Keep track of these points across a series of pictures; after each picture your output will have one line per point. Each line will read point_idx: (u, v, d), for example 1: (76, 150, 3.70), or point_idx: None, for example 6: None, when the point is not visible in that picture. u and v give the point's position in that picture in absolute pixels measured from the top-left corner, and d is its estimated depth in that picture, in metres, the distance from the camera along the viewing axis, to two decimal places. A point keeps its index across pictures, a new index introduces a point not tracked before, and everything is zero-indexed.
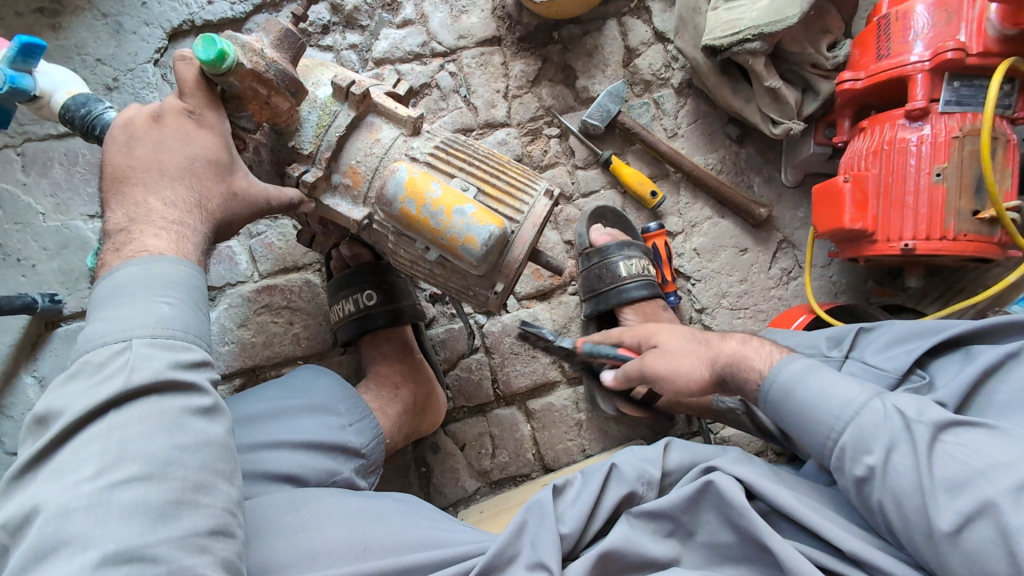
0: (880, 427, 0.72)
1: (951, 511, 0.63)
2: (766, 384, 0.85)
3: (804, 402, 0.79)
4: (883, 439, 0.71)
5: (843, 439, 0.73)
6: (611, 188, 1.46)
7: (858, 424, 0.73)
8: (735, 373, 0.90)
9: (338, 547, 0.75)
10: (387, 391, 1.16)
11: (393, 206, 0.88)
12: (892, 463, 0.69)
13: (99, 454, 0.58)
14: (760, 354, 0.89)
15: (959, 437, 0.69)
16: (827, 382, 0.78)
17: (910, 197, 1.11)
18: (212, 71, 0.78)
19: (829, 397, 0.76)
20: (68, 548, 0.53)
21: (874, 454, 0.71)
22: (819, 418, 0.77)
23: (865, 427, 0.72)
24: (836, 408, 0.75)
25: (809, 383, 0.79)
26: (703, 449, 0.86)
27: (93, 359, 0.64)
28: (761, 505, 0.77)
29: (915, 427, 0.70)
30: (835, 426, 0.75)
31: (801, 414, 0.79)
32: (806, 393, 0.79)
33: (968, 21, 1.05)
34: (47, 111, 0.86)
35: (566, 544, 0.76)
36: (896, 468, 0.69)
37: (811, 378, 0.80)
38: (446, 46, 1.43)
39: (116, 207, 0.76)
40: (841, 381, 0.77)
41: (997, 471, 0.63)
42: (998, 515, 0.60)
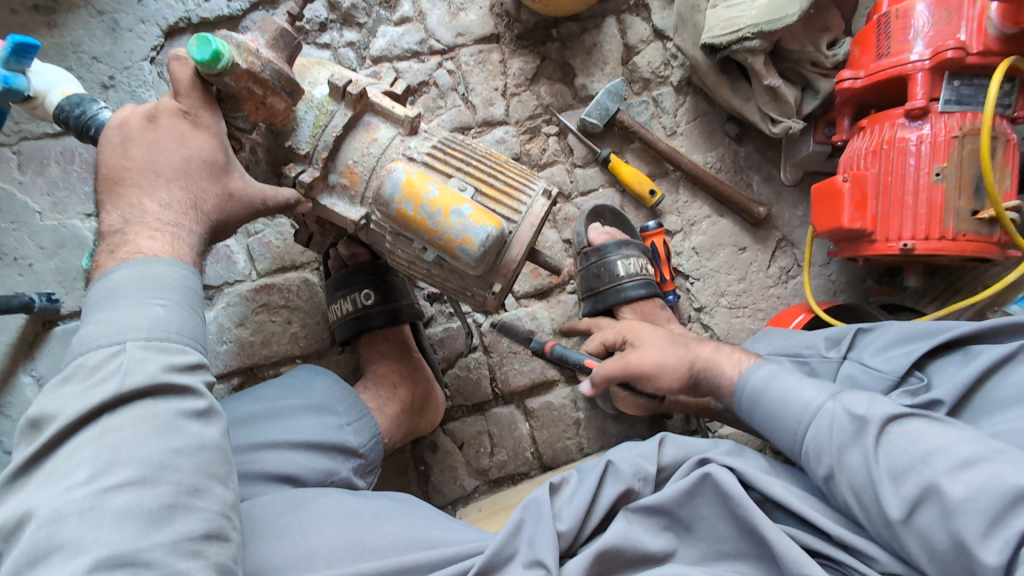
0: (833, 428, 0.72)
1: (899, 497, 0.64)
2: (737, 391, 0.87)
3: (771, 407, 0.80)
4: (836, 439, 0.71)
5: (805, 441, 0.75)
6: (610, 187, 1.46)
7: (816, 426, 0.74)
8: (709, 376, 0.95)
9: (336, 548, 0.75)
10: (385, 390, 1.16)
11: (390, 207, 0.87)
12: (846, 461, 0.70)
13: (92, 458, 0.57)
14: (730, 359, 0.93)
15: (904, 427, 0.68)
16: (789, 387, 0.79)
17: (909, 196, 1.11)
18: (207, 71, 0.77)
19: (791, 402, 0.78)
20: (61, 553, 0.53)
21: (830, 454, 0.72)
22: (784, 421, 0.78)
23: (823, 429, 0.73)
24: (796, 412, 0.76)
25: (776, 388, 0.81)
26: (695, 442, 0.86)
27: (87, 362, 0.63)
28: (755, 494, 0.77)
29: (862, 422, 0.70)
30: (798, 429, 0.76)
31: (771, 418, 0.80)
32: (773, 398, 0.80)
33: (968, 20, 1.05)
34: (42, 111, 0.86)
35: (564, 541, 0.76)
36: (850, 465, 0.70)
37: (774, 384, 0.81)
38: (444, 43, 1.43)
39: (111, 208, 0.76)
40: (802, 386, 0.78)
41: (935, 455, 0.64)
42: (939, 497, 0.61)
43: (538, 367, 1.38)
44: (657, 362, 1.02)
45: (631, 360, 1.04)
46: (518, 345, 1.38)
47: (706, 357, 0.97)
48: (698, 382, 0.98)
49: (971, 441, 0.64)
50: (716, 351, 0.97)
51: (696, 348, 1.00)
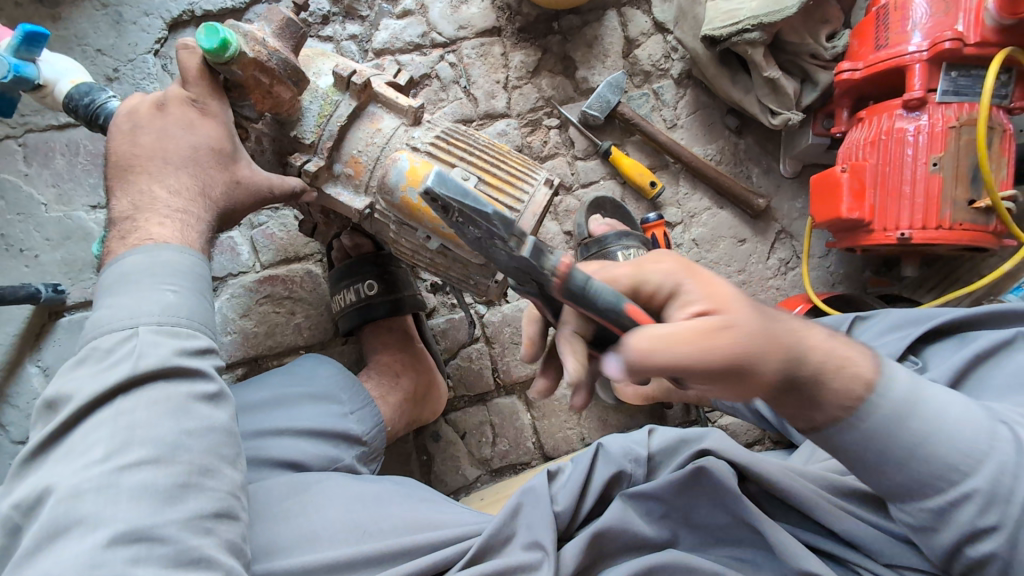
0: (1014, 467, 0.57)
1: None
2: (874, 404, 0.58)
3: (910, 443, 0.58)
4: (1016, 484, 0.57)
5: (978, 485, 0.57)
6: (611, 179, 1.47)
7: (995, 462, 0.57)
8: (815, 369, 0.57)
9: (338, 530, 0.77)
10: (388, 379, 1.18)
11: (394, 195, 0.89)
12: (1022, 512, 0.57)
13: (107, 437, 0.59)
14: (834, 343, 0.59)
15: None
16: (937, 413, 0.58)
17: (907, 186, 1.12)
18: (215, 60, 0.79)
19: (945, 435, 0.58)
20: (80, 528, 0.54)
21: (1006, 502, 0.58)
22: (943, 453, 0.58)
23: (1004, 467, 0.57)
24: (968, 442, 0.58)
25: (923, 405, 0.59)
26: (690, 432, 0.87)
27: (101, 345, 0.65)
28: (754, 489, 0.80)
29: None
30: (958, 466, 0.58)
31: (912, 454, 0.58)
32: (926, 417, 0.58)
33: (966, 11, 1.06)
34: (50, 100, 0.87)
35: (561, 522, 0.78)
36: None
37: (926, 397, 0.59)
38: (446, 36, 1.44)
39: (121, 195, 0.77)
40: (954, 412, 0.59)
41: None
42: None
43: None
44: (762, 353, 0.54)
45: (706, 341, 0.53)
46: (520, 336, 1.39)
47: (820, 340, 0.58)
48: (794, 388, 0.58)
49: None
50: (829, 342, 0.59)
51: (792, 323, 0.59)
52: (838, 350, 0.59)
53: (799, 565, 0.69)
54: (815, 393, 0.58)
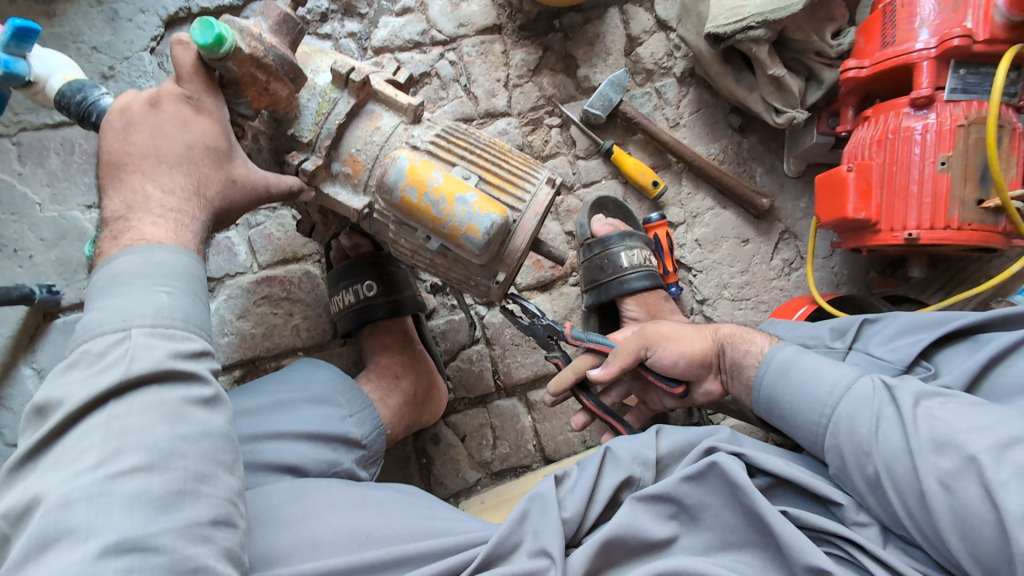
0: (871, 400, 0.74)
1: (936, 467, 0.65)
2: (762, 368, 0.90)
3: (793, 391, 0.83)
4: (874, 411, 0.73)
5: (837, 414, 0.76)
6: (613, 178, 1.45)
7: (852, 397, 0.76)
8: (735, 345, 0.99)
9: (339, 537, 0.75)
10: (387, 382, 1.16)
11: (393, 194, 0.87)
12: (882, 430, 0.71)
13: (99, 445, 0.57)
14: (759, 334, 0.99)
15: (942, 404, 0.70)
16: (811, 370, 0.82)
17: (914, 185, 1.11)
18: (210, 56, 0.77)
19: (813, 382, 0.81)
20: (70, 538, 0.53)
21: (866, 425, 0.72)
22: (810, 393, 0.80)
23: (860, 400, 0.75)
24: (828, 385, 0.79)
25: (801, 361, 0.85)
26: (694, 430, 0.86)
27: (92, 349, 0.63)
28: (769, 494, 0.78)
29: (899, 395, 0.72)
30: (826, 402, 0.78)
31: (795, 400, 0.82)
32: (801, 370, 0.84)
33: (975, 7, 1.04)
34: (42, 97, 0.85)
35: (568, 529, 0.76)
36: (886, 436, 0.70)
37: (803, 359, 0.85)
38: (446, 34, 1.42)
39: (113, 194, 0.75)
40: (825, 368, 0.81)
41: (978, 432, 0.64)
42: (979, 472, 0.61)
43: (541, 359, 1.37)
44: (677, 332, 1.05)
45: (651, 330, 1.05)
46: (521, 337, 1.37)
47: (731, 332, 1.02)
48: (721, 358, 1.01)
49: (1018, 420, 0.64)
50: (739, 328, 1.02)
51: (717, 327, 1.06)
52: (744, 330, 1.01)
53: (807, 561, 0.67)
54: (732, 354, 0.98)
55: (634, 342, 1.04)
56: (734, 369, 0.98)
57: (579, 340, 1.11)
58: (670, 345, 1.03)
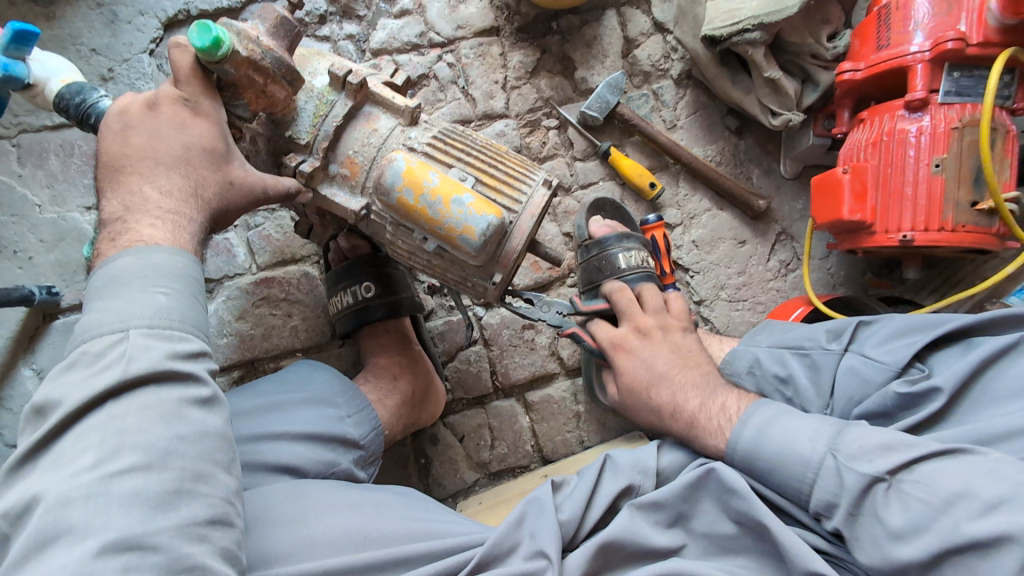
0: (838, 485, 0.71)
1: (919, 539, 0.64)
2: (727, 448, 0.84)
3: (769, 464, 0.79)
4: (845, 499, 0.70)
5: (811, 504, 0.74)
6: (610, 179, 1.45)
7: (820, 487, 0.73)
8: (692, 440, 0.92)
9: (338, 536, 0.75)
10: (385, 382, 1.16)
11: (390, 196, 0.87)
12: (860, 517, 0.69)
13: (97, 444, 0.58)
14: (715, 425, 0.88)
15: (918, 475, 0.67)
16: (780, 448, 0.78)
17: (909, 187, 1.11)
18: (207, 58, 0.77)
19: (789, 461, 0.76)
20: (68, 537, 0.53)
21: (839, 511, 0.71)
22: (783, 481, 0.77)
23: (828, 489, 0.72)
24: (796, 474, 0.75)
25: (766, 448, 0.79)
26: (694, 448, 0.88)
27: (90, 350, 0.63)
28: (768, 501, 0.77)
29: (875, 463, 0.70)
30: (802, 489, 0.75)
31: (767, 483, 0.80)
32: (769, 457, 0.79)
33: (969, 11, 1.05)
34: (41, 100, 0.86)
35: (565, 531, 0.77)
36: (866, 522, 0.69)
37: (766, 440, 0.80)
38: (444, 36, 1.42)
39: (112, 196, 0.76)
40: (794, 443, 0.77)
41: (956, 502, 0.63)
42: (963, 542, 0.61)
43: (538, 359, 1.38)
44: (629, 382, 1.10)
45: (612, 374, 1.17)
46: (518, 338, 1.38)
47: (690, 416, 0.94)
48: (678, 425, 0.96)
49: (997, 477, 0.62)
50: (697, 411, 0.93)
51: (681, 404, 0.97)
52: (702, 417, 0.91)
53: (804, 565, 0.68)
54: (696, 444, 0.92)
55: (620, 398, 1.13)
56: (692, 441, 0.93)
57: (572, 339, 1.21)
58: (645, 353, 1.10)
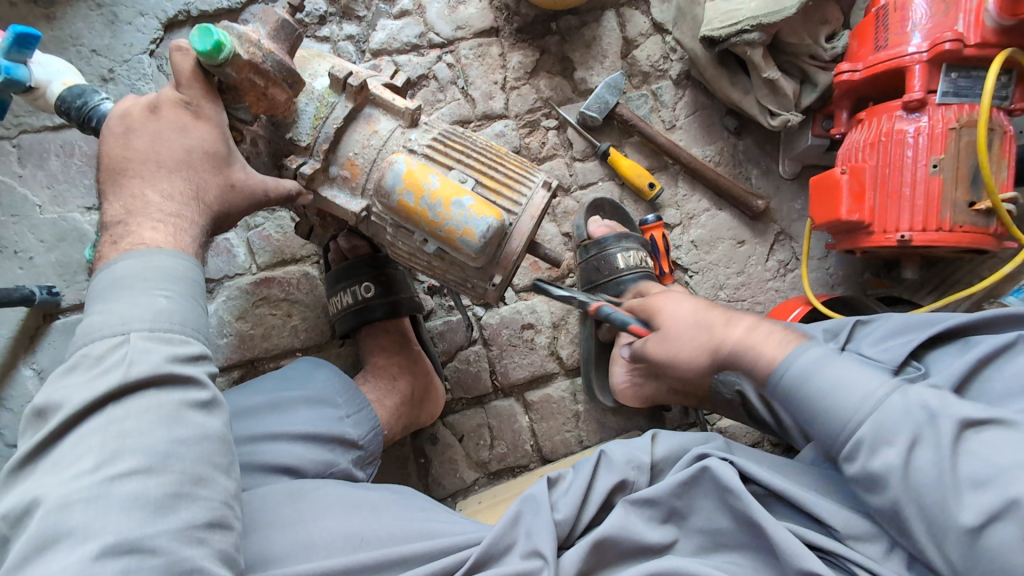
0: (901, 421, 0.64)
1: (969, 504, 0.59)
2: (777, 374, 0.76)
3: (814, 395, 0.71)
4: (906, 432, 0.63)
5: (859, 432, 0.66)
6: (609, 179, 1.46)
7: (877, 417, 0.65)
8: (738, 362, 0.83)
9: (334, 538, 0.76)
10: (385, 382, 1.17)
11: (390, 198, 0.88)
12: (915, 460, 0.62)
13: (98, 448, 0.58)
14: (770, 341, 0.80)
15: (985, 438, 0.61)
16: (841, 376, 0.70)
17: (906, 188, 1.12)
18: (208, 62, 0.77)
19: (840, 392, 0.69)
20: (68, 540, 0.54)
21: (891, 450, 0.63)
22: (832, 410, 0.69)
23: (886, 421, 0.65)
24: (853, 400, 0.67)
25: (824, 373, 0.72)
26: (690, 436, 0.87)
27: (91, 353, 0.64)
28: (756, 489, 0.79)
29: (939, 418, 0.63)
30: (849, 418, 0.67)
31: (812, 414, 0.71)
32: (821, 384, 0.71)
33: (966, 12, 1.05)
34: (43, 102, 0.86)
35: (561, 530, 0.77)
36: (917, 467, 0.62)
37: (826, 367, 0.72)
38: (443, 36, 1.43)
39: (113, 199, 0.76)
40: (857, 374, 0.69)
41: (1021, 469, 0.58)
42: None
43: (537, 359, 1.38)
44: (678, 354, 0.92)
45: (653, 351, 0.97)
46: (518, 338, 1.38)
47: (733, 344, 0.85)
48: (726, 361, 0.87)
49: None
50: (743, 336, 0.84)
51: (720, 332, 0.87)
52: (751, 340, 0.83)
53: (798, 563, 0.68)
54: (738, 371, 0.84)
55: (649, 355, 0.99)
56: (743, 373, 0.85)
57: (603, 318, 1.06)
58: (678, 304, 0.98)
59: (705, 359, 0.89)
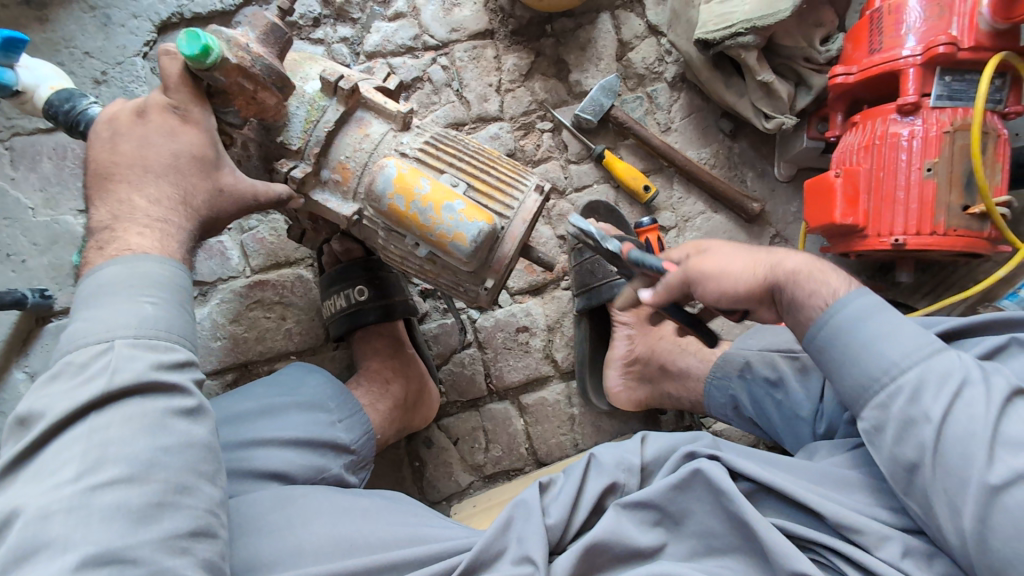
0: (951, 372, 0.70)
1: (1004, 464, 0.64)
2: (825, 314, 0.79)
3: (862, 340, 0.75)
4: (956, 380, 0.69)
5: (906, 377, 0.71)
6: (605, 182, 1.46)
7: (927, 367, 0.71)
8: (797, 287, 0.82)
9: (324, 544, 0.75)
10: (377, 386, 1.17)
11: (381, 203, 0.87)
12: (958, 411, 0.68)
13: (80, 456, 0.58)
14: (832, 276, 0.82)
15: None
16: (894, 326, 0.74)
17: (901, 191, 1.11)
18: (196, 66, 0.77)
19: (888, 341, 0.74)
20: (48, 551, 0.53)
21: (937, 398, 0.69)
22: (879, 356, 0.74)
23: (934, 372, 0.70)
24: (905, 349, 0.73)
25: (874, 320, 0.76)
26: (677, 435, 0.87)
27: (75, 360, 0.63)
28: (744, 484, 0.78)
29: (992, 381, 0.69)
30: (899, 364, 0.72)
31: (852, 358, 0.76)
32: (870, 330, 0.75)
33: (960, 15, 1.05)
34: (30, 106, 0.85)
35: (552, 535, 0.77)
36: (959, 417, 0.67)
37: (878, 315, 0.76)
38: (438, 39, 1.42)
39: (100, 204, 0.76)
40: (907, 328, 0.74)
41: None
42: None
43: (532, 362, 1.38)
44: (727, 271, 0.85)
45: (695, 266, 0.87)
46: (513, 341, 1.38)
47: (795, 266, 0.83)
48: (778, 293, 0.85)
49: None
50: (805, 263, 0.83)
51: (780, 255, 0.85)
52: (815, 267, 0.83)
53: (791, 565, 0.68)
54: (789, 298, 0.83)
55: (677, 277, 0.89)
56: (791, 310, 0.83)
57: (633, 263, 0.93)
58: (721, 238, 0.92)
59: (759, 276, 0.85)
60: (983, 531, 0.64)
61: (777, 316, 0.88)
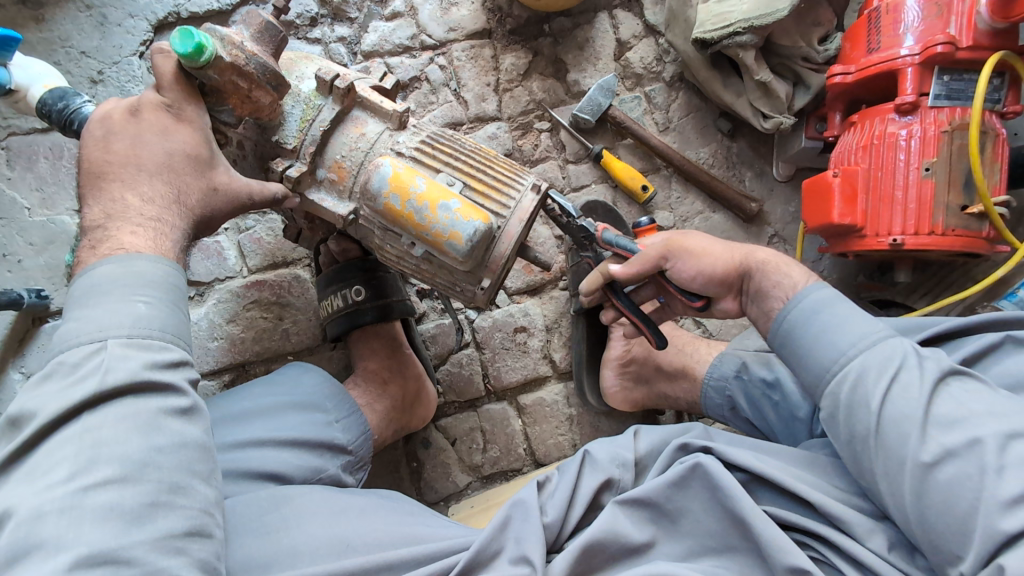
0: (891, 357, 0.72)
1: (936, 442, 0.65)
2: (786, 307, 0.83)
3: (815, 331, 0.78)
4: (894, 364, 0.71)
5: (850, 365, 0.73)
6: (602, 183, 1.45)
7: (870, 354, 0.73)
8: (765, 274, 0.87)
9: (319, 545, 0.75)
10: (374, 387, 1.17)
11: (377, 202, 0.87)
12: (893, 394, 0.69)
13: (72, 457, 0.57)
14: (800, 270, 0.86)
15: (964, 386, 0.69)
16: (845, 317, 0.77)
17: (899, 191, 1.11)
18: (190, 65, 0.77)
19: (836, 332, 0.76)
20: (41, 552, 0.53)
21: (876, 383, 0.70)
22: (828, 345, 0.76)
23: (875, 359, 0.72)
24: (852, 338, 0.75)
25: (827, 311, 0.78)
26: (670, 429, 0.86)
27: (67, 360, 0.63)
28: (739, 475, 0.77)
29: (927, 362, 0.71)
30: (845, 352, 0.74)
31: (807, 348, 0.78)
32: (822, 321, 0.78)
33: (958, 14, 1.05)
34: (24, 105, 0.85)
35: (550, 534, 0.76)
36: (894, 399, 0.69)
37: (831, 306, 0.79)
38: (436, 39, 1.42)
39: (93, 202, 0.75)
40: (857, 318, 0.77)
41: (989, 417, 0.65)
42: (982, 454, 0.62)
43: (530, 363, 1.37)
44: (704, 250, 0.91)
45: (676, 240, 0.92)
46: (511, 341, 1.37)
47: (766, 257, 0.89)
48: (747, 279, 0.90)
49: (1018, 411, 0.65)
50: (777, 256, 0.89)
51: (755, 248, 0.91)
52: (785, 261, 0.88)
53: (787, 563, 0.68)
54: (756, 285, 0.88)
55: (654, 249, 0.92)
56: (757, 294, 0.88)
57: (610, 243, 0.97)
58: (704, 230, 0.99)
59: (732, 261, 0.90)
60: (922, 511, 0.64)
61: (741, 306, 0.93)
